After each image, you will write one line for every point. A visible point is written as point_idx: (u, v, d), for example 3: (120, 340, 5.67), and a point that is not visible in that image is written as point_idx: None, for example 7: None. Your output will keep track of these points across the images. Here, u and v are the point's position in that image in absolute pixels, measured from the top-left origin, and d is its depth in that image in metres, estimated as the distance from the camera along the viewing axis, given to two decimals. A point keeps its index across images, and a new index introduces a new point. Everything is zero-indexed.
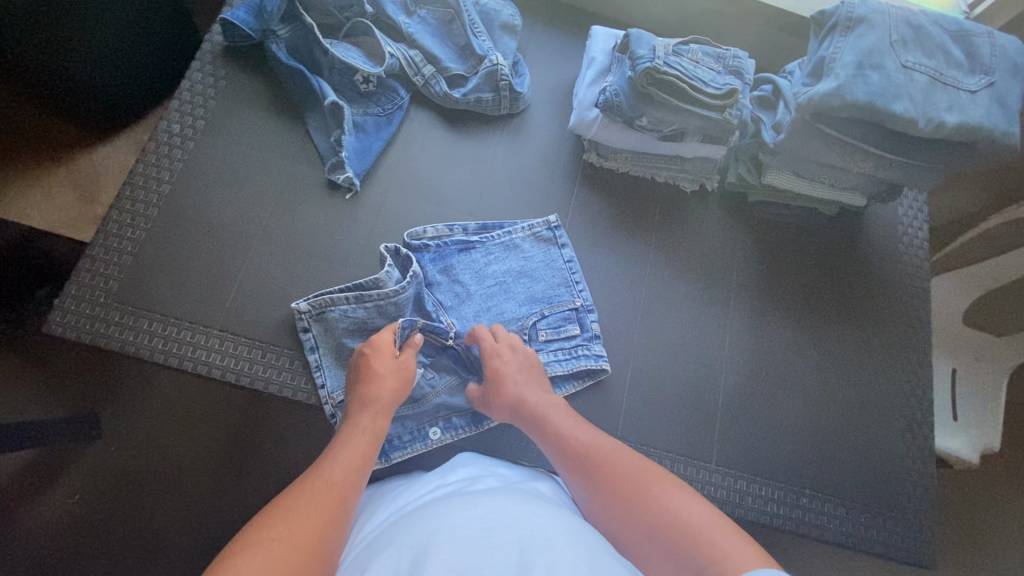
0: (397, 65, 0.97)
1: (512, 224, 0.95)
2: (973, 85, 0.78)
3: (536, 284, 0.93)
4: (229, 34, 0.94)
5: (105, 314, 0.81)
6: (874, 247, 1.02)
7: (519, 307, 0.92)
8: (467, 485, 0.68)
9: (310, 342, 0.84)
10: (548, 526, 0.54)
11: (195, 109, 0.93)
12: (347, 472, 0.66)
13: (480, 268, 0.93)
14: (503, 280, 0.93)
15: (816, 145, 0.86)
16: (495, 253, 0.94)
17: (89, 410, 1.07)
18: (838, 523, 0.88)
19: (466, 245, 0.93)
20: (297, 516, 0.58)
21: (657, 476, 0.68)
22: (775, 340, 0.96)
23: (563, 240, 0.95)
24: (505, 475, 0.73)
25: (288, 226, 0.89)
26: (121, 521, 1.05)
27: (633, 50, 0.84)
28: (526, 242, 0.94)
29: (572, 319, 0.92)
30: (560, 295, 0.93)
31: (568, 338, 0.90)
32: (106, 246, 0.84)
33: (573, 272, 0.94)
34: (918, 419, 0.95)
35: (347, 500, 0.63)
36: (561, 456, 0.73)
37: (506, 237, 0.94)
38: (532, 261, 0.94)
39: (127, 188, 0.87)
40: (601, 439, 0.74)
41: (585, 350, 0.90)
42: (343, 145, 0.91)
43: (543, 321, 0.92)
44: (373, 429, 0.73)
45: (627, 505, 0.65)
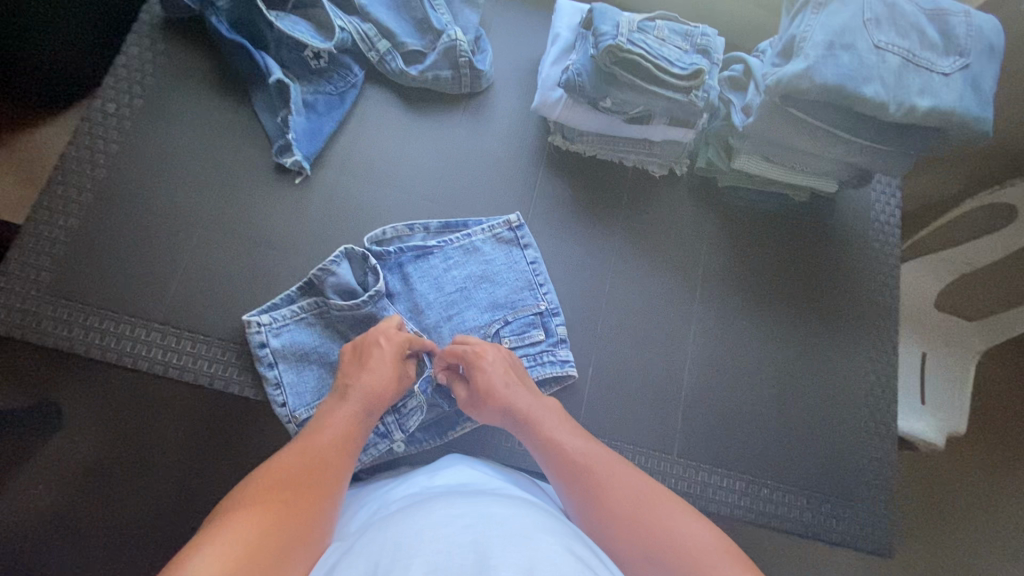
0: (349, 39, 0.91)
1: (475, 223, 0.91)
2: (948, 67, 0.75)
3: (498, 288, 0.89)
4: (167, 4, 0.87)
5: (37, 308, 0.77)
6: (846, 233, 1.00)
7: (481, 314, 0.87)
8: (461, 485, 0.65)
9: (268, 357, 0.80)
10: (534, 528, 0.51)
11: (131, 87, 0.87)
12: (337, 452, 0.64)
13: (438, 275, 0.89)
14: (463, 286, 0.89)
15: (786, 130, 0.82)
16: (454, 258, 0.89)
17: (49, 400, 1.00)
18: (798, 513, 0.88)
19: (423, 251, 0.89)
20: (283, 495, 0.57)
21: (655, 494, 0.65)
22: (741, 329, 0.94)
23: (527, 241, 0.91)
24: (494, 478, 0.70)
25: (235, 213, 0.85)
26: (78, 513, 1.02)
27: (595, 25, 0.79)
28: (487, 244, 0.90)
29: (537, 324, 0.88)
30: (524, 299, 0.89)
31: (532, 344, 0.87)
32: (36, 235, 0.79)
33: (537, 275, 0.90)
34: (882, 407, 0.94)
35: (328, 487, 0.60)
36: (554, 467, 0.69)
37: (466, 239, 0.90)
38: (493, 264, 0.89)
39: (58, 171, 0.82)
40: (596, 448, 0.71)
41: (550, 356, 0.87)
42: (291, 125, 0.86)
43: (506, 327, 0.88)
44: (363, 420, 0.70)
45: (626, 524, 0.61)
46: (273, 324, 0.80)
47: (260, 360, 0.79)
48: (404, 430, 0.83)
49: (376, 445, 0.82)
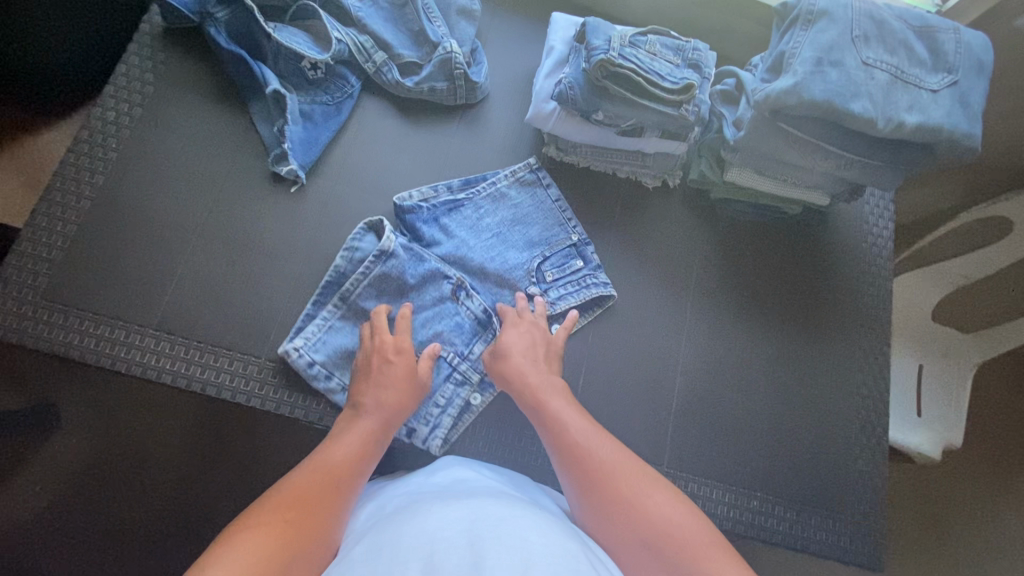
0: (346, 50, 0.92)
1: (493, 174, 0.94)
2: (936, 84, 0.75)
3: (531, 228, 0.94)
4: (167, 15, 0.88)
5: (34, 312, 0.78)
6: (838, 245, 1.00)
7: (522, 253, 0.92)
8: (459, 486, 0.65)
9: (322, 371, 0.81)
10: (527, 525, 0.51)
11: (131, 95, 0.88)
12: (353, 470, 0.65)
13: (473, 224, 0.92)
14: (498, 231, 0.93)
15: (776, 144, 0.83)
16: (484, 207, 0.93)
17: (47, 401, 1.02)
18: (787, 526, 0.88)
19: (455, 204, 0.92)
20: (300, 510, 0.57)
21: (646, 479, 0.64)
22: (732, 340, 0.95)
23: (548, 180, 0.95)
24: (493, 479, 0.70)
25: (230, 221, 0.86)
26: (72, 514, 1.03)
27: (588, 40, 0.80)
28: (511, 189, 0.94)
29: (574, 254, 0.93)
30: (557, 234, 0.94)
31: (574, 272, 0.92)
32: (34, 240, 0.80)
33: (564, 211, 0.95)
34: (873, 420, 0.94)
35: (342, 498, 0.61)
36: (554, 446, 0.69)
37: (490, 188, 0.93)
38: (521, 208, 0.94)
39: (57, 177, 0.83)
40: (601, 436, 0.69)
41: (591, 279, 0.92)
42: (287, 135, 0.87)
43: (547, 262, 0.93)
44: (381, 433, 0.71)
45: (619, 504, 0.61)
46: (309, 341, 0.81)
47: (314, 377, 0.81)
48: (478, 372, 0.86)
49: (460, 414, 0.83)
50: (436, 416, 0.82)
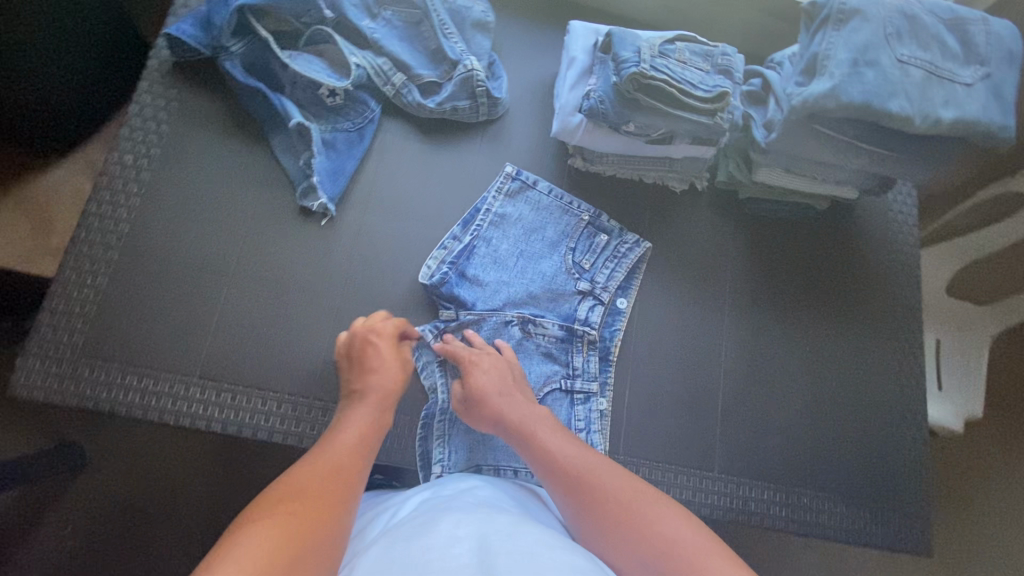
0: (365, 74, 0.90)
1: (482, 200, 0.92)
2: (969, 77, 0.75)
3: (545, 231, 0.94)
4: (177, 49, 0.85)
5: (74, 370, 0.76)
6: (868, 236, 1.01)
7: (554, 259, 0.93)
8: (466, 499, 0.66)
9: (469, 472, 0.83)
10: (530, 545, 0.53)
11: (147, 136, 0.85)
12: (351, 453, 0.64)
13: (495, 257, 0.91)
14: (520, 251, 0.92)
15: (810, 145, 0.83)
16: (493, 237, 0.92)
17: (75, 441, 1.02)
18: (838, 520, 0.89)
19: (468, 250, 0.90)
20: (302, 495, 0.56)
21: (643, 495, 0.64)
22: (770, 340, 0.95)
23: (531, 180, 0.94)
24: (499, 498, 0.69)
25: (264, 260, 0.84)
26: (116, 552, 1.02)
27: (616, 52, 0.79)
28: (505, 205, 0.93)
29: (594, 229, 0.95)
30: (569, 223, 0.95)
31: (604, 246, 0.94)
32: (65, 296, 0.78)
33: (563, 198, 0.95)
34: (912, 407, 0.96)
35: (350, 482, 0.61)
36: (546, 474, 0.68)
37: (489, 215, 0.92)
38: (526, 218, 0.93)
39: (81, 229, 0.81)
40: (592, 456, 0.69)
41: (621, 243, 0.95)
42: (314, 167, 0.86)
43: (576, 251, 0.94)
44: (376, 417, 0.72)
45: (620, 524, 0.60)
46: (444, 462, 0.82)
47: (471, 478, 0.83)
48: (592, 379, 0.89)
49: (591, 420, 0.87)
50: (585, 437, 0.86)
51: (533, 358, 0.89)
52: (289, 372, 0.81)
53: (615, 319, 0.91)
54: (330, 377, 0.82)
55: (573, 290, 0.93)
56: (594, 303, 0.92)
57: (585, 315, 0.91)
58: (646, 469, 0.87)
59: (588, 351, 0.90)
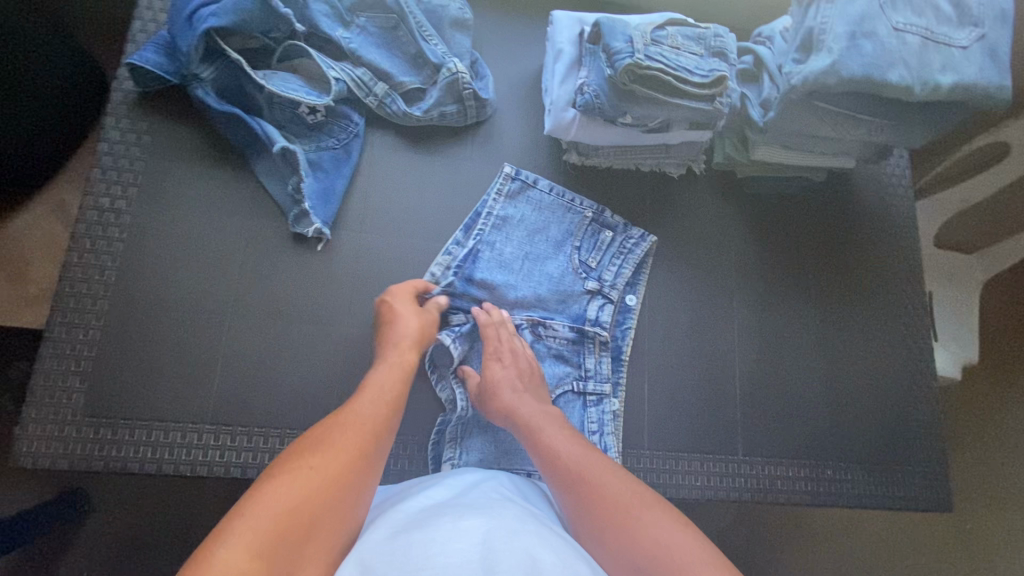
0: (345, 88, 0.85)
1: (484, 201, 0.89)
2: (965, 39, 0.74)
3: (549, 231, 0.92)
4: (142, 79, 0.80)
5: (78, 432, 0.73)
6: (865, 202, 1.01)
7: (559, 260, 0.92)
8: (473, 491, 0.66)
9: None
10: (536, 542, 0.52)
11: (122, 175, 0.81)
12: (380, 411, 0.65)
13: (500, 261, 0.89)
14: (525, 254, 0.90)
15: (809, 121, 0.81)
16: (496, 240, 0.89)
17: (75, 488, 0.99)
18: (862, 487, 0.91)
19: (473, 255, 0.87)
20: (328, 453, 0.57)
21: (645, 501, 0.63)
22: (780, 317, 0.95)
23: (530, 178, 0.91)
24: (506, 490, 0.69)
25: (263, 294, 0.81)
26: None
27: (607, 43, 0.76)
28: (506, 207, 0.90)
29: (598, 226, 0.93)
30: (573, 221, 0.93)
31: (608, 242, 0.93)
32: (57, 355, 0.74)
33: (564, 196, 0.92)
34: (922, 368, 0.97)
35: (375, 445, 0.61)
36: (546, 467, 0.69)
37: (491, 218, 0.89)
38: (528, 219, 0.91)
39: (65, 283, 0.76)
40: (593, 456, 0.68)
41: (626, 239, 0.93)
42: (303, 192, 0.82)
43: (581, 250, 0.93)
44: (401, 364, 0.73)
45: (616, 525, 0.61)
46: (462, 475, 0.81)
47: None
48: (605, 379, 0.88)
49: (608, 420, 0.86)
50: (599, 439, 0.85)
51: (546, 361, 0.88)
52: (304, 408, 0.79)
53: (625, 316, 0.90)
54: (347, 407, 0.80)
55: (581, 290, 0.91)
56: (604, 302, 0.91)
57: (595, 315, 0.90)
58: (673, 460, 0.87)
59: (600, 351, 0.89)
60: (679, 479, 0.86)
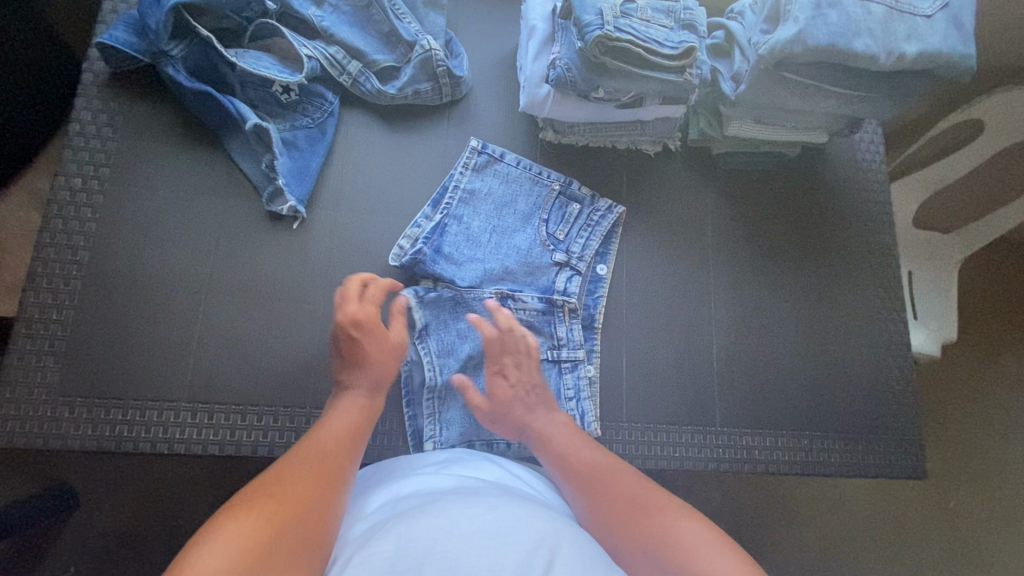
0: (318, 66, 0.85)
1: (450, 175, 0.89)
2: (929, 9, 0.75)
3: (516, 204, 0.92)
4: (113, 58, 0.80)
5: (53, 411, 0.73)
6: (839, 177, 1.02)
7: (526, 232, 0.92)
8: (469, 479, 0.67)
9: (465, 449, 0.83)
10: (535, 532, 0.54)
11: (93, 156, 0.80)
12: (339, 442, 0.66)
13: (468, 236, 0.89)
14: (492, 228, 0.90)
15: (779, 93, 0.82)
16: (464, 214, 0.89)
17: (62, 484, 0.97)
18: (838, 456, 0.92)
19: (441, 228, 0.87)
20: (286, 484, 0.58)
21: (654, 493, 0.67)
22: (756, 291, 0.96)
23: (497, 153, 0.91)
24: (505, 474, 0.72)
25: (238, 272, 0.81)
26: None
27: (577, 17, 0.76)
28: (473, 180, 0.90)
29: (567, 200, 0.93)
30: (540, 194, 0.93)
31: (577, 215, 0.93)
32: (31, 335, 0.74)
33: (531, 169, 0.92)
34: (897, 339, 0.99)
35: (330, 475, 0.61)
36: (564, 470, 0.72)
37: (459, 192, 0.89)
38: (495, 192, 0.91)
39: (37, 263, 0.76)
40: (605, 457, 0.73)
41: (596, 211, 0.93)
42: (277, 170, 0.82)
43: (550, 222, 0.92)
44: (368, 407, 0.72)
45: (626, 512, 0.65)
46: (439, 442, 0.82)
47: None
48: (577, 347, 0.89)
49: (580, 386, 0.87)
50: (576, 404, 0.87)
51: None
52: (280, 384, 0.79)
53: (596, 286, 0.91)
54: (324, 385, 0.80)
55: (550, 263, 0.91)
56: (572, 274, 0.91)
57: (563, 285, 0.90)
58: (650, 432, 0.87)
59: (570, 321, 0.90)
60: (657, 450, 0.87)
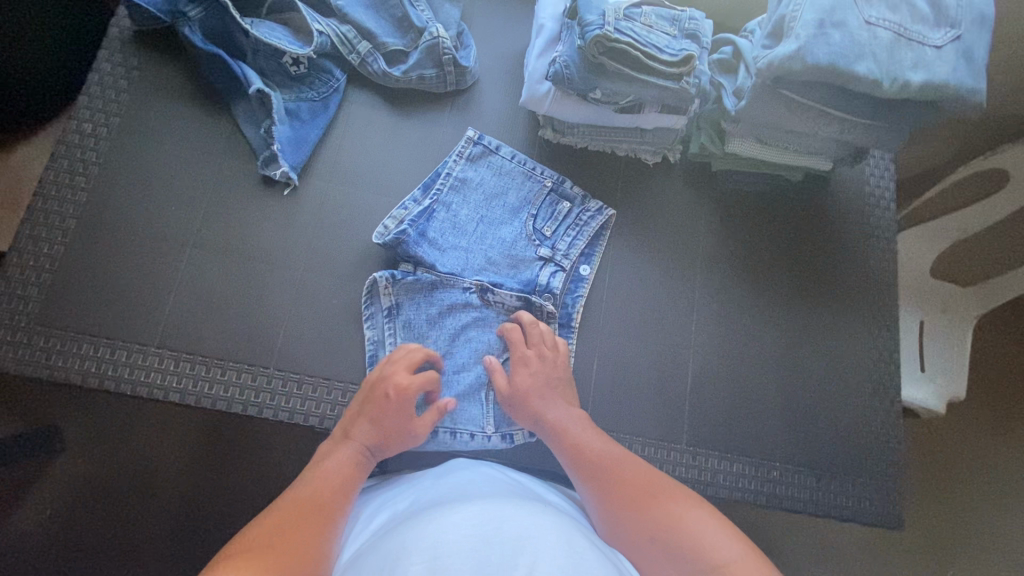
0: (329, 42, 0.89)
1: (445, 163, 0.90)
2: (939, 40, 0.74)
3: (506, 198, 0.92)
4: (136, 14, 0.84)
5: (28, 339, 0.75)
6: (843, 210, 1.00)
7: (513, 225, 0.92)
8: (462, 486, 0.66)
9: (424, 433, 0.81)
10: (528, 526, 0.52)
11: (106, 105, 0.84)
12: (335, 495, 0.65)
13: (455, 223, 0.90)
14: (480, 217, 0.91)
15: (779, 112, 0.81)
16: (453, 201, 0.90)
17: (46, 426, 1.01)
18: (807, 493, 0.89)
19: (429, 213, 0.88)
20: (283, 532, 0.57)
21: (667, 488, 0.66)
22: (742, 313, 0.94)
23: (493, 145, 0.92)
24: (505, 478, 0.71)
25: (225, 230, 0.83)
26: (93, 533, 1.00)
27: (580, 16, 0.77)
28: (466, 169, 0.91)
29: (557, 198, 0.93)
30: (532, 189, 0.93)
31: (567, 215, 0.93)
32: (20, 264, 0.77)
33: (525, 164, 0.93)
34: (885, 382, 0.95)
35: (327, 522, 0.60)
36: (579, 467, 0.71)
37: (450, 180, 0.90)
38: (487, 184, 0.92)
39: (38, 199, 0.80)
40: (621, 453, 0.72)
41: (585, 212, 0.93)
42: (275, 136, 0.84)
43: (538, 219, 0.93)
44: (362, 464, 0.71)
45: (640, 506, 0.63)
46: None
47: (425, 441, 0.81)
48: None
49: None
50: None
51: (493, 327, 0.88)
52: (249, 342, 0.80)
53: (577, 285, 0.90)
54: (291, 349, 0.81)
55: (534, 257, 0.91)
56: (555, 270, 0.91)
57: (545, 281, 0.90)
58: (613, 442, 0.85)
59: (545, 320, 0.89)
60: None
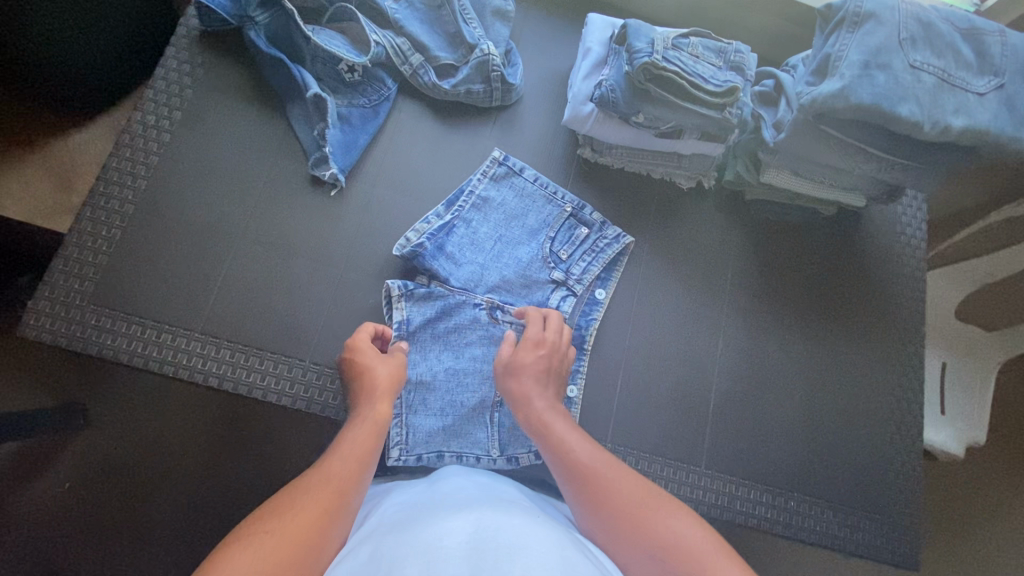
0: (384, 52, 0.92)
1: (469, 180, 0.92)
2: (982, 87, 0.75)
3: (526, 219, 0.94)
4: (207, 18, 0.89)
5: (81, 316, 0.79)
6: (873, 247, 1.00)
7: (530, 246, 0.93)
8: (452, 493, 0.66)
9: (430, 453, 0.83)
10: (520, 529, 0.52)
11: (171, 99, 0.88)
12: (346, 462, 0.62)
13: (473, 240, 0.91)
14: (499, 236, 0.93)
15: (817, 147, 0.83)
16: (474, 219, 0.92)
17: (74, 402, 1.03)
18: (823, 526, 0.89)
19: (448, 228, 0.89)
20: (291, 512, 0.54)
21: (657, 499, 0.62)
22: (768, 341, 0.95)
23: (517, 167, 0.94)
24: (492, 485, 0.71)
25: (271, 225, 0.86)
26: (117, 509, 1.03)
27: (630, 43, 0.80)
28: (489, 188, 0.93)
29: (576, 222, 0.95)
30: (551, 212, 0.94)
31: (583, 240, 0.94)
32: (79, 245, 0.81)
33: (546, 188, 0.95)
34: (908, 421, 0.95)
35: (345, 493, 0.58)
36: (563, 469, 0.67)
37: (473, 198, 0.92)
38: (508, 204, 0.93)
39: (101, 183, 0.84)
40: (605, 457, 0.68)
41: (602, 238, 0.94)
42: (327, 138, 0.88)
43: (555, 242, 0.94)
44: (377, 416, 0.69)
45: (631, 520, 0.60)
46: (403, 441, 0.82)
47: (431, 460, 0.83)
48: None
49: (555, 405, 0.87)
50: None
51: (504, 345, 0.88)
52: (286, 335, 0.83)
53: (591, 308, 0.92)
54: (327, 344, 0.84)
55: (547, 280, 0.92)
56: (567, 294, 0.92)
57: (556, 304, 0.91)
58: (632, 460, 0.87)
59: None
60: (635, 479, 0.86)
